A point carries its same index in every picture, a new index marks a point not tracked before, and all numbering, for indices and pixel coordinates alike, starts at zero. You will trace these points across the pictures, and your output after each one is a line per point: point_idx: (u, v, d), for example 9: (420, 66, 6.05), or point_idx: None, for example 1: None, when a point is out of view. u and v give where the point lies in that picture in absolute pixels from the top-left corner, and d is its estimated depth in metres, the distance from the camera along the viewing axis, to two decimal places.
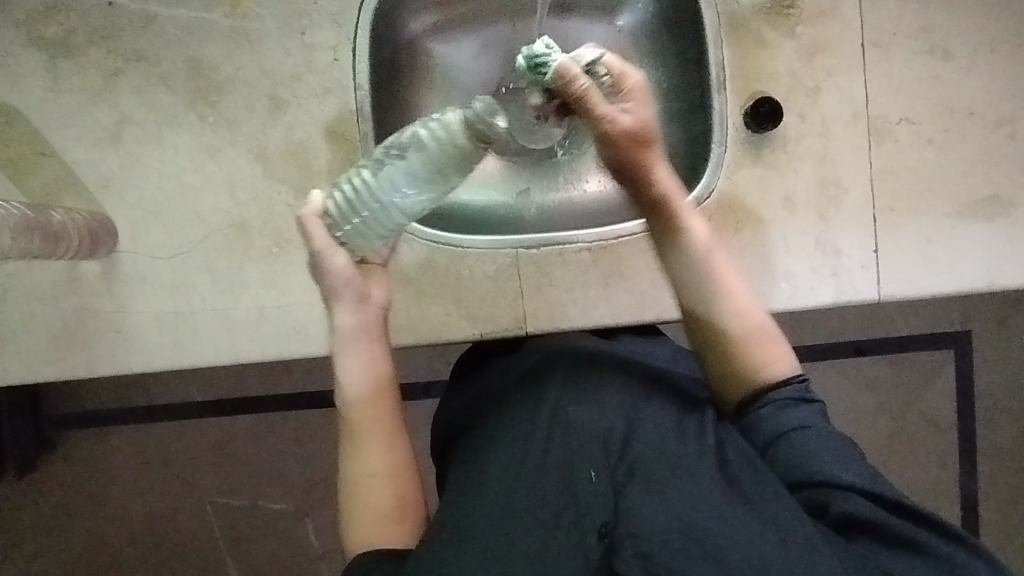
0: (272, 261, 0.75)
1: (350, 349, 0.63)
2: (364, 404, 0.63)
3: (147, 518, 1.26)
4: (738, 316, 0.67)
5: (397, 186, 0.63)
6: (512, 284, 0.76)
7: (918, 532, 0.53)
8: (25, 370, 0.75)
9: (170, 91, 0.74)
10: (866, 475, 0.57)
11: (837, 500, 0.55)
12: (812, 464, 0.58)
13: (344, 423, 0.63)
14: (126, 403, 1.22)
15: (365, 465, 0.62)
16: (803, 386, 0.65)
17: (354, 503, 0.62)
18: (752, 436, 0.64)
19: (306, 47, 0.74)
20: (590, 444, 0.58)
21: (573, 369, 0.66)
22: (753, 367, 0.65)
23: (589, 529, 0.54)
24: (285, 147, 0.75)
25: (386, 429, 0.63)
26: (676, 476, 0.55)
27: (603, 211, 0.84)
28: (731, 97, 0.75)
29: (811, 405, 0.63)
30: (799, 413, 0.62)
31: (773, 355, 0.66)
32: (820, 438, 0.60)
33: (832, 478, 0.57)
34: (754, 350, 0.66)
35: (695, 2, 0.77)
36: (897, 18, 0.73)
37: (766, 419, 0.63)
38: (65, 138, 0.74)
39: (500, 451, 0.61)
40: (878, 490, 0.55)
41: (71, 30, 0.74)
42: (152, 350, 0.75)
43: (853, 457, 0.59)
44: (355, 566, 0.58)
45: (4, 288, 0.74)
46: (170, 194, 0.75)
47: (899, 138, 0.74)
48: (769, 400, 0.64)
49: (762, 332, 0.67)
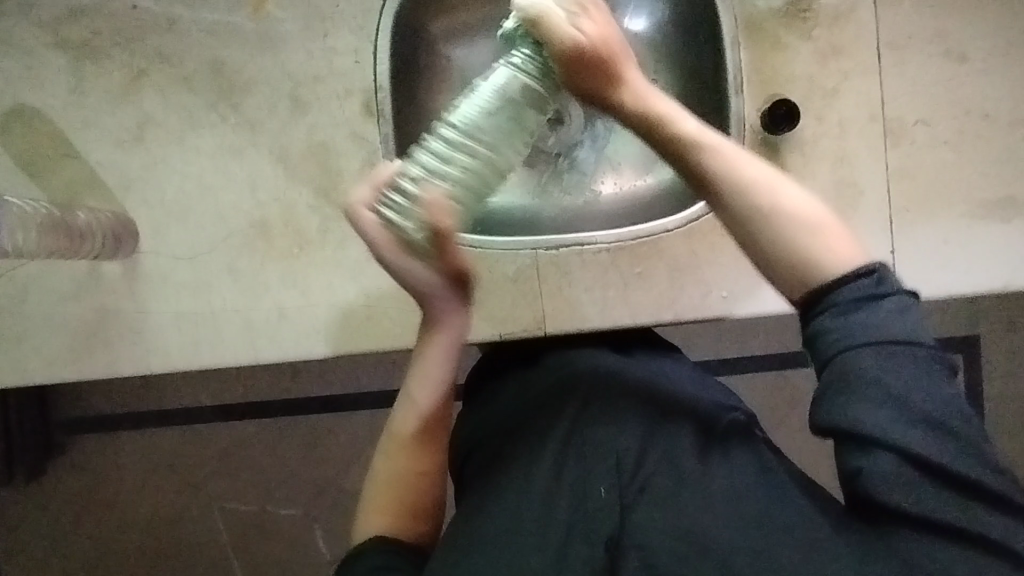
0: (293, 261, 0.75)
1: (426, 357, 0.61)
2: (420, 409, 0.62)
3: (156, 523, 1.25)
4: (776, 214, 0.55)
5: (488, 146, 0.60)
6: (531, 283, 0.76)
7: (944, 501, 0.48)
8: (45, 370, 0.75)
9: (193, 92, 0.75)
10: (934, 423, 0.48)
11: (868, 461, 0.49)
12: (858, 407, 0.49)
13: (393, 418, 0.63)
14: (137, 406, 1.22)
15: (402, 463, 0.62)
16: (876, 278, 0.52)
17: (378, 492, 0.62)
18: (817, 344, 0.52)
19: (328, 49, 0.75)
20: (603, 461, 0.58)
21: (591, 390, 0.65)
22: (809, 268, 0.54)
23: (597, 541, 0.55)
24: (306, 148, 0.75)
25: (435, 438, 0.63)
26: (688, 494, 0.55)
27: (620, 214, 0.85)
28: (749, 99, 0.76)
29: (885, 304, 0.51)
30: (873, 323, 0.50)
31: (834, 239, 0.55)
32: (889, 361, 0.49)
33: (876, 429, 0.48)
34: (805, 250, 0.54)
35: (712, 4, 0.78)
36: (911, 20, 0.74)
37: (830, 329, 0.52)
38: (87, 139, 0.75)
39: (513, 469, 0.61)
40: (927, 445, 0.48)
41: (96, 33, 0.75)
42: (172, 351, 0.75)
43: (930, 395, 0.49)
44: (368, 554, 0.58)
45: (26, 288, 0.75)
46: (192, 194, 0.75)
47: (916, 139, 0.75)
48: (832, 307, 0.52)
49: (806, 224, 0.55)
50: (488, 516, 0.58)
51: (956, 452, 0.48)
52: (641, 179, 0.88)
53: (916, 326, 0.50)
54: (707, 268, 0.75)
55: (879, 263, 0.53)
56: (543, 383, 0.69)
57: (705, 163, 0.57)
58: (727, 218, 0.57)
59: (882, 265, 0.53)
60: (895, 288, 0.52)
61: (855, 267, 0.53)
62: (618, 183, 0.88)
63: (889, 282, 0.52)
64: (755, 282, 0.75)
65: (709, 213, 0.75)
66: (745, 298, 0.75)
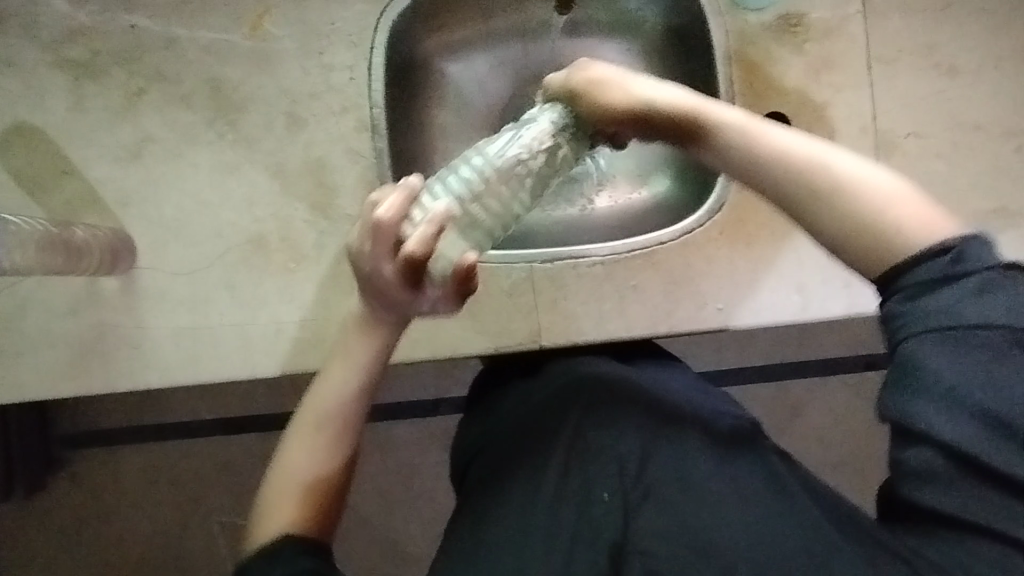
0: (289, 276, 0.75)
1: (347, 363, 0.63)
2: (330, 400, 0.61)
3: (153, 538, 1.25)
4: (835, 190, 0.54)
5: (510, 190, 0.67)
6: (526, 297, 0.77)
7: (995, 503, 0.46)
8: (39, 387, 0.75)
9: (192, 110, 0.76)
10: (997, 417, 0.45)
11: (912, 454, 0.48)
12: (909, 397, 0.48)
13: (303, 407, 0.62)
14: (136, 421, 1.22)
15: (302, 459, 0.60)
16: (953, 256, 0.48)
17: (274, 491, 0.59)
18: (886, 331, 0.51)
19: (324, 67, 0.76)
20: (607, 467, 0.62)
21: (591, 401, 0.66)
22: (885, 246, 0.51)
23: (601, 547, 0.58)
24: (303, 164, 0.76)
25: (343, 424, 0.61)
26: (692, 499, 0.59)
27: (615, 228, 0.85)
28: (741, 113, 0.76)
29: (961, 286, 0.47)
30: (940, 306, 0.47)
31: (908, 212, 0.52)
32: (953, 350, 0.46)
33: (925, 422, 0.47)
34: (882, 224, 0.52)
35: (703, 19, 0.79)
36: (900, 35, 0.76)
37: (892, 316, 0.50)
38: (86, 156, 0.76)
39: (518, 482, 0.64)
40: (980, 440, 0.45)
41: (96, 52, 0.76)
42: (169, 366, 0.75)
43: (997, 386, 0.45)
44: (281, 554, 0.54)
45: (26, 306, 0.75)
46: (189, 211, 0.76)
47: (907, 152, 0.75)
48: (900, 292, 0.50)
49: (881, 198, 0.52)
50: (497, 524, 0.61)
51: (1015, 446, 0.45)
52: (637, 193, 0.88)
53: (1000, 310, 0.46)
54: (703, 281, 0.76)
55: (961, 237, 0.49)
56: (548, 392, 0.69)
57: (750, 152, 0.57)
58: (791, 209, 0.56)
59: (962, 241, 0.48)
60: (982, 265, 0.47)
61: (934, 245, 0.49)
62: (613, 196, 0.89)
63: (974, 259, 0.48)
64: (750, 295, 0.75)
65: (704, 225, 0.76)
66: (740, 311, 0.75)
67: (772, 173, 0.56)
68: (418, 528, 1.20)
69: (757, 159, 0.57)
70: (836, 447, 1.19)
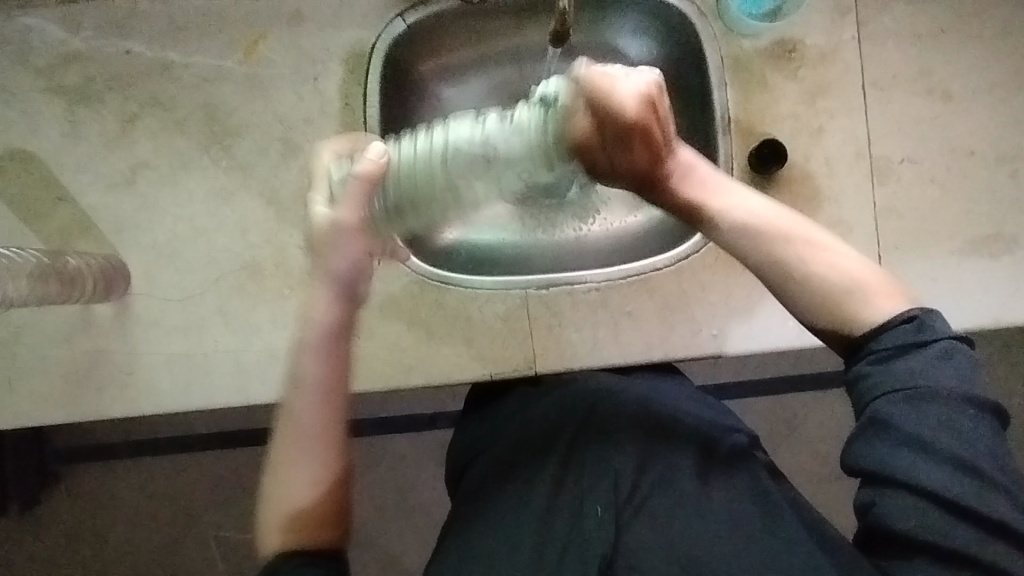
0: (283, 302, 0.75)
1: (308, 344, 0.59)
2: (306, 403, 0.59)
3: (149, 554, 1.24)
4: (815, 277, 0.56)
5: (467, 189, 0.64)
6: (522, 324, 0.76)
7: (966, 537, 0.48)
8: (33, 414, 0.75)
9: (185, 136, 0.76)
10: (959, 466, 0.48)
11: (884, 497, 0.50)
12: (880, 449, 0.51)
13: (283, 420, 0.59)
14: (130, 437, 1.22)
15: (289, 473, 0.59)
16: (918, 324, 0.53)
17: (269, 509, 0.59)
18: (855, 395, 0.54)
19: (318, 92, 0.76)
20: (601, 483, 0.61)
21: (584, 419, 0.67)
22: (852, 317, 0.55)
23: (592, 561, 0.57)
24: (297, 189, 0.76)
25: (319, 429, 0.59)
26: (685, 513, 0.59)
27: (609, 252, 0.85)
28: (736, 139, 0.76)
29: (926, 352, 0.51)
30: (907, 368, 0.51)
31: (873, 292, 0.55)
32: (919, 408, 0.50)
33: (896, 471, 0.49)
34: (847, 302, 0.55)
35: (698, 47, 0.79)
36: (895, 60, 0.76)
37: (864, 376, 0.53)
38: (80, 183, 0.76)
39: (507, 496, 0.64)
40: (949, 485, 0.48)
41: (89, 78, 0.76)
42: (162, 392, 0.75)
43: (958, 439, 0.49)
44: (284, 570, 0.56)
45: (19, 331, 0.75)
46: (183, 237, 0.76)
47: (902, 177, 0.75)
48: (870, 355, 0.53)
49: (843, 281, 0.56)
50: (483, 535, 0.62)
51: (977, 490, 0.48)
52: (632, 216, 0.88)
53: (958, 374, 0.50)
54: (698, 307, 0.75)
55: (921, 308, 0.54)
56: (547, 407, 0.70)
57: (718, 221, 0.59)
58: (764, 279, 0.58)
59: (925, 312, 0.53)
60: (941, 334, 0.52)
61: (899, 313, 0.54)
62: (607, 220, 0.88)
63: (934, 328, 0.52)
64: (745, 321, 0.75)
65: (699, 251, 0.76)
66: (736, 336, 0.75)
67: (760, 260, 0.58)
68: (415, 544, 1.20)
69: (741, 248, 0.58)
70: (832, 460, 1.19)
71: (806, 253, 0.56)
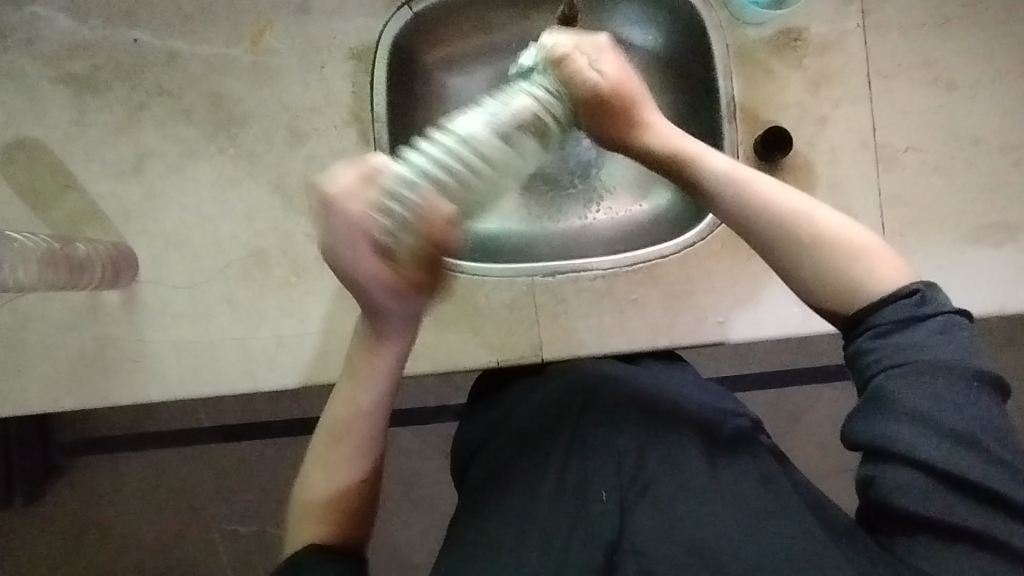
0: (290, 289, 0.76)
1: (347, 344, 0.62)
2: (350, 404, 0.61)
3: (154, 545, 1.25)
4: (820, 241, 0.57)
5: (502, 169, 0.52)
6: (528, 311, 0.77)
7: (966, 514, 0.48)
8: (40, 401, 0.75)
9: (192, 124, 0.76)
10: (960, 439, 0.49)
11: (886, 474, 0.50)
12: (881, 424, 0.51)
13: (327, 419, 0.62)
14: (135, 428, 1.22)
15: (328, 466, 0.61)
16: (919, 298, 0.53)
17: (304, 500, 0.61)
18: (858, 370, 0.54)
19: (325, 81, 0.77)
20: (605, 466, 0.62)
21: (586, 403, 0.68)
22: (849, 289, 0.56)
23: (597, 547, 0.57)
24: (305, 177, 0.76)
25: (363, 430, 0.61)
26: (688, 495, 0.59)
27: (615, 240, 0.86)
28: (742, 127, 0.76)
29: (926, 326, 0.52)
30: (910, 342, 0.52)
31: (874, 265, 0.56)
32: (919, 381, 0.50)
33: (898, 446, 0.50)
34: (846, 272, 0.56)
35: (704, 37, 0.79)
36: (900, 50, 0.76)
37: (868, 351, 0.53)
38: (88, 171, 0.76)
39: (514, 480, 0.65)
40: (949, 461, 0.48)
41: (96, 67, 0.76)
42: (169, 379, 0.75)
43: (958, 412, 0.49)
44: (306, 563, 0.57)
45: (28, 318, 0.75)
46: (191, 224, 0.76)
47: (907, 166, 0.75)
48: (870, 328, 0.54)
49: (840, 246, 0.57)
50: (489, 520, 0.62)
51: (978, 464, 0.48)
52: (638, 204, 0.88)
53: (956, 347, 0.51)
54: (704, 294, 0.76)
55: (923, 282, 0.54)
56: (554, 394, 0.71)
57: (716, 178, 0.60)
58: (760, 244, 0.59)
59: (926, 286, 0.54)
60: (941, 308, 0.53)
61: (902, 287, 0.54)
62: (613, 209, 0.89)
63: (935, 302, 0.53)
64: (750, 308, 0.75)
65: (704, 239, 0.76)
66: (740, 323, 0.75)
67: (762, 228, 0.59)
68: (419, 535, 1.21)
69: (741, 209, 0.59)
70: (833, 453, 1.20)
71: (801, 219, 0.58)
